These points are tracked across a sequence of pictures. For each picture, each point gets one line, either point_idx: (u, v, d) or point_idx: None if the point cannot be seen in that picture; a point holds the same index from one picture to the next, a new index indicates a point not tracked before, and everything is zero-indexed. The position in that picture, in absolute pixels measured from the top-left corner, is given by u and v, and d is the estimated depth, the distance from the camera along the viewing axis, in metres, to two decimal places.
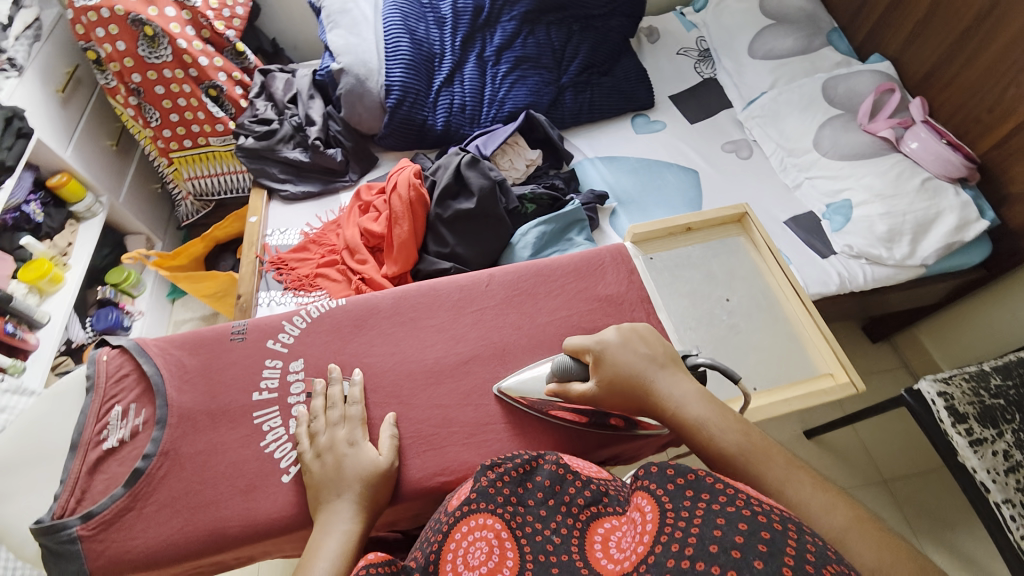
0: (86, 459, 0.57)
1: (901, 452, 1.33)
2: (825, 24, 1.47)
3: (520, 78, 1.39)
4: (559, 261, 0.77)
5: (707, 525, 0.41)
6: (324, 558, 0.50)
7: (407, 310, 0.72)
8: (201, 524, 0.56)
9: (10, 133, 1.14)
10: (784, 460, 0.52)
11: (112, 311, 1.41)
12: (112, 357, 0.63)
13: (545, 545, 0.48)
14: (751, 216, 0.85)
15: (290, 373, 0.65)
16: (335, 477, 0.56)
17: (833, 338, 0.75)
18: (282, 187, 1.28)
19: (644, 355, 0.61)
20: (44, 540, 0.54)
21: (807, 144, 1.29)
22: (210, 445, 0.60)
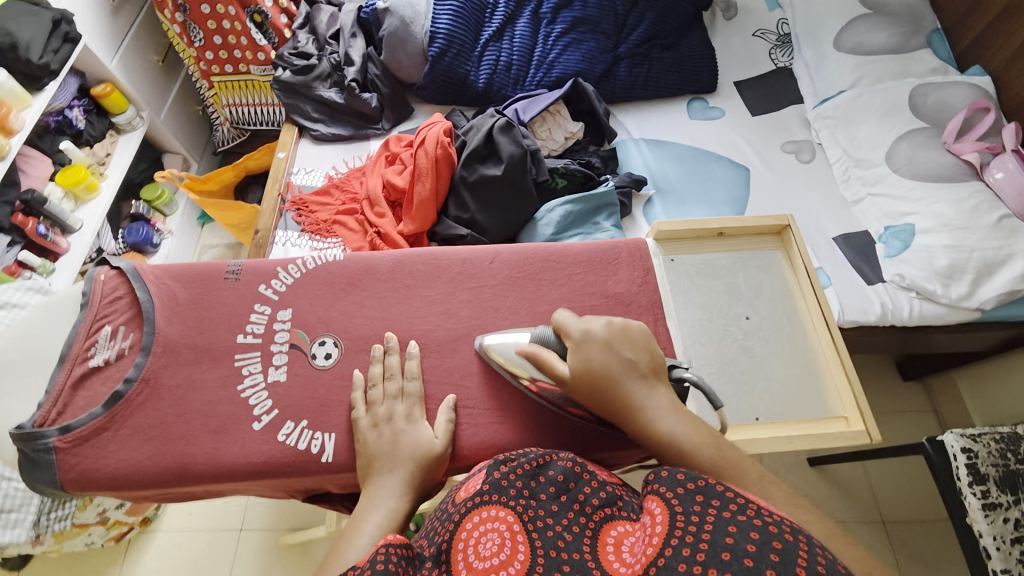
0: (72, 373, 0.58)
1: (909, 497, 1.26)
2: (926, 23, 1.30)
3: (574, 42, 1.29)
4: (571, 248, 0.73)
5: (719, 532, 0.38)
6: (369, 531, 0.49)
7: (403, 276, 0.69)
8: (170, 455, 0.56)
9: (57, 37, 1.16)
10: (758, 475, 0.49)
11: (143, 226, 1.45)
12: (110, 278, 0.63)
13: (556, 541, 0.44)
14: (793, 230, 0.77)
15: (276, 322, 0.64)
16: (392, 450, 0.56)
17: (856, 380, 0.68)
18: (313, 127, 1.25)
19: (624, 358, 0.56)
20: (22, 445, 0.55)
21: (877, 158, 1.17)
22: (189, 379, 0.60)
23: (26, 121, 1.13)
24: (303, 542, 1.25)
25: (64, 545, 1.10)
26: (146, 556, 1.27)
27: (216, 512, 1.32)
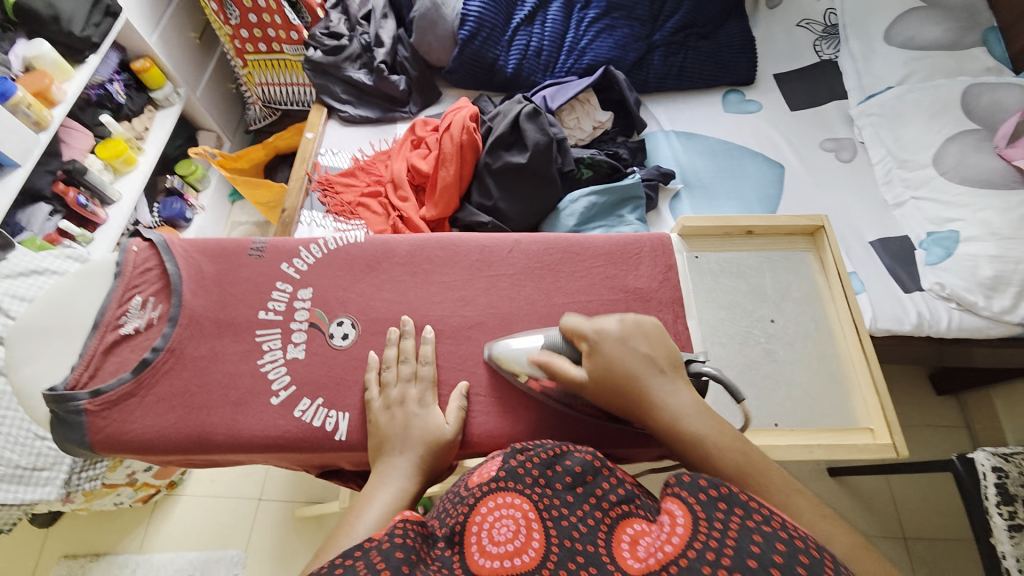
0: (103, 340, 0.60)
1: (931, 513, 1.22)
2: (985, 19, 1.22)
3: (608, 28, 1.26)
4: (592, 241, 0.71)
5: (744, 541, 0.39)
6: (375, 507, 0.50)
7: (421, 261, 0.69)
8: (192, 423, 0.59)
9: (99, 10, 1.19)
10: (783, 481, 0.49)
11: (177, 201, 1.50)
12: (141, 249, 0.65)
13: (571, 532, 0.44)
14: (826, 232, 0.74)
15: (297, 300, 0.65)
16: (402, 433, 0.57)
17: (886, 392, 0.66)
18: (342, 108, 1.26)
19: (642, 354, 0.55)
20: (54, 406, 0.57)
21: (923, 159, 1.11)
22: (212, 352, 0.62)
23: (67, 92, 1.17)
24: (318, 514, 1.30)
25: (95, 502, 1.16)
26: (171, 517, 1.33)
27: (237, 479, 1.37)
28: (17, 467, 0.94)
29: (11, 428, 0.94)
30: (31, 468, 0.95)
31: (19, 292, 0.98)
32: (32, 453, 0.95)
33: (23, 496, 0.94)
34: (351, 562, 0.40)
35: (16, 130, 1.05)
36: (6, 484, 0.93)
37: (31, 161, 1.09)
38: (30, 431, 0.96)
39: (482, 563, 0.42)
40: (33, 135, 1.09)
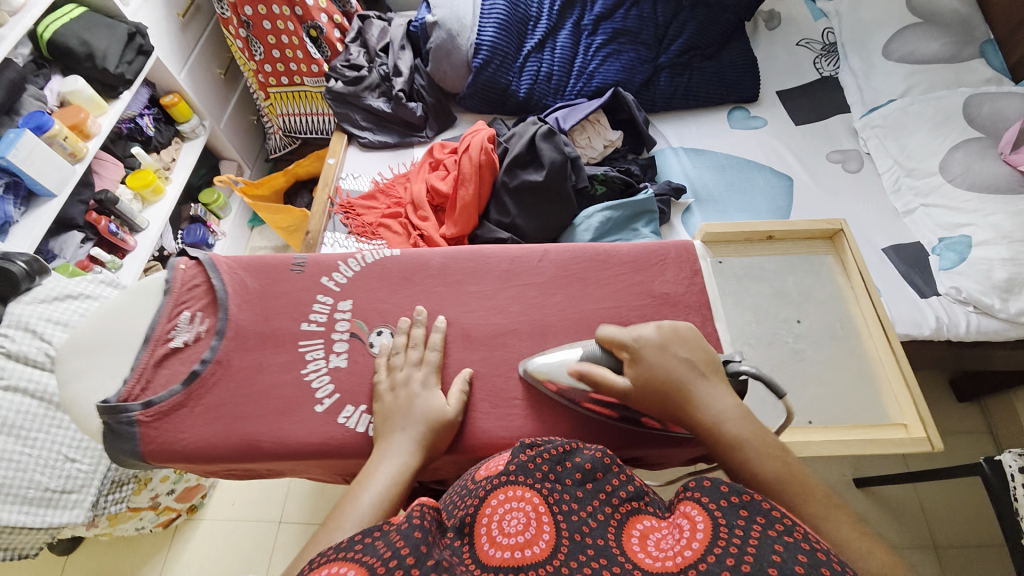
0: (153, 353, 0.62)
1: (961, 521, 1.19)
2: (981, 32, 1.26)
3: (614, 53, 1.31)
4: (618, 249, 0.73)
5: (766, 549, 0.40)
6: (377, 479, 0.53)
7: (454, 272, 0.72)
8: (239, 433, 0.60)
9: (132, 49, 1.26)
10: (823, 495, 0.50)
11: (200, 228, 1.54)
12: (189, 267, 0.68)
13: (581, 527, 0.47)
14: (846, 234, 0.76)
15: (337, 311, 0.68)
16: (405, 409, 0.59)
17: (916, 386, 0.67)
18: (361, 134, 1.31)
19: (684, 359, 0.57)
20: (108, 418, 0.59)
21: (930, 167, 1.14)
22: (257, 363, 0.64)
23: (102, 126, 1.23)
24: None
25: (118, 527, 1.16)
26: (191, 541, 1.33)
27: (257, 501, 1.37)
28: (45, 490, 0.92)
29: (44, 449, 0.93)
30: (60, 490, 0.94)
31: (55, 317, 0.98)
32: (62, 476, 0.94)
33: (48, 519, 0.93)
34: (370, 541, 0.41)
35: (53, 161, 1.09)
36: (32, 508, 0.91)
37: (65, 190, 1.13)
38: (61, 454, 0.94)
39: (492, 553, 0.44)
40: (69, 166, 1.14)
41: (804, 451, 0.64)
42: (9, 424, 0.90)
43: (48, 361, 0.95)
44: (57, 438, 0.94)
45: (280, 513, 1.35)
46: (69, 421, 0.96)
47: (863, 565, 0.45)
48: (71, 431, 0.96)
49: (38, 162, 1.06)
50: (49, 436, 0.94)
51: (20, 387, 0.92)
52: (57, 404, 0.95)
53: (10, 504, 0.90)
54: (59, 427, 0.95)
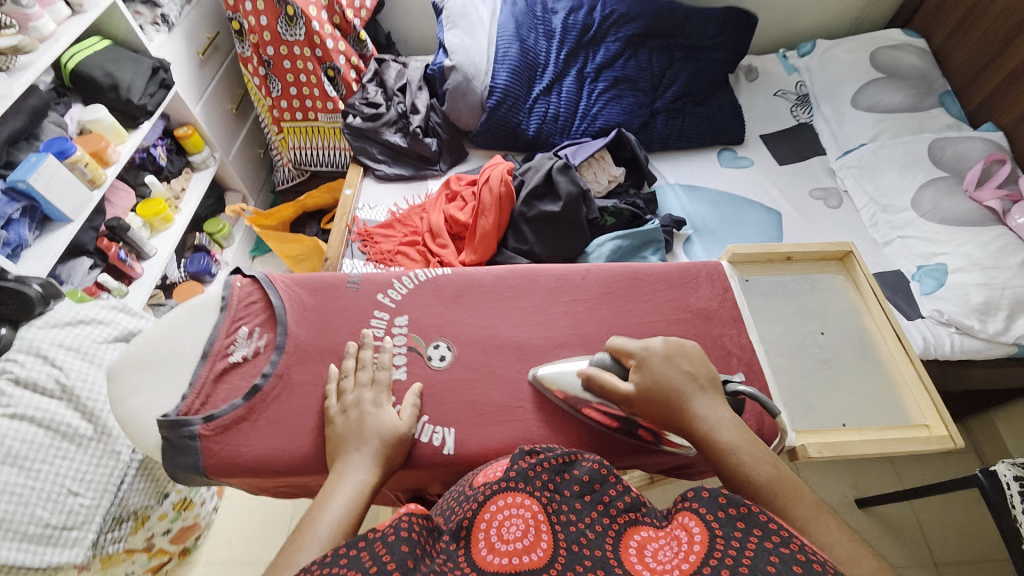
0: (214, 367, 0.64)
1: (959, 536, 1.24)
2: (938, 85, 1.43)
3: (616, 97, 1.43)
4: (655, 268, 0.79)
5: (760, 560, 0.43)
6: (337, 501, 0.52)
7: (504, 289, 0.75)
8: (303, 445, 0.61)
9: (155, 82, 1.29)
10: (812, 501, 0.53)
11: (205, 256, 1.54)
12: (244, 285, 0.70)
13: (579, 537, 0.49)
14: (856, 256, 0.84)
15: (394, 327, 0.70)
16: (358, 431, 0.58)
17: (934, 390, 0.74)
18: (377, 166, 1.37)
19: (685, 372, 0.62)
20: (168, 432, 0.60)
21: (903, 203, 1.26)
22: (318, 376, 0.65)
23: (121, 154, 1.24)
24: None
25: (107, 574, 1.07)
26: None
27: (257, 540, 1.29)
28: (47, 526, 0.87)
29: (46, 482, 0.88)
30: (60, 528, 0.88)
31: (65, 342, 0.96)
32: (63, 511, 0.88)
33: (48, 559, 0.87)
34: (356, 552, 0.44)
35: (72, 186, 1.09)
36: (32, 546, 0.86)
37: (82, 215, 1.13)
38: (63, 486, 0.89)
39: (490, 559, 0.46)
40: (87, 192, 1.14)
41: (842, 451, 0.69)
42: (13, 455, 0.86)
43: (58, 389, 0.92)
44: (61, 471, 0.89)
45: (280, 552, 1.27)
46: (75, 451, 0.91)
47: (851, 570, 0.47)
48: (77, 462, 0.91)
49: (58, 188, 1.06)
50: (53, 468, 0.88)
51: (27, 415, 0.88)
52: (64, 435, 0.90)
53: (7, 541, 0.84)
54: (65, 458, 0.90)
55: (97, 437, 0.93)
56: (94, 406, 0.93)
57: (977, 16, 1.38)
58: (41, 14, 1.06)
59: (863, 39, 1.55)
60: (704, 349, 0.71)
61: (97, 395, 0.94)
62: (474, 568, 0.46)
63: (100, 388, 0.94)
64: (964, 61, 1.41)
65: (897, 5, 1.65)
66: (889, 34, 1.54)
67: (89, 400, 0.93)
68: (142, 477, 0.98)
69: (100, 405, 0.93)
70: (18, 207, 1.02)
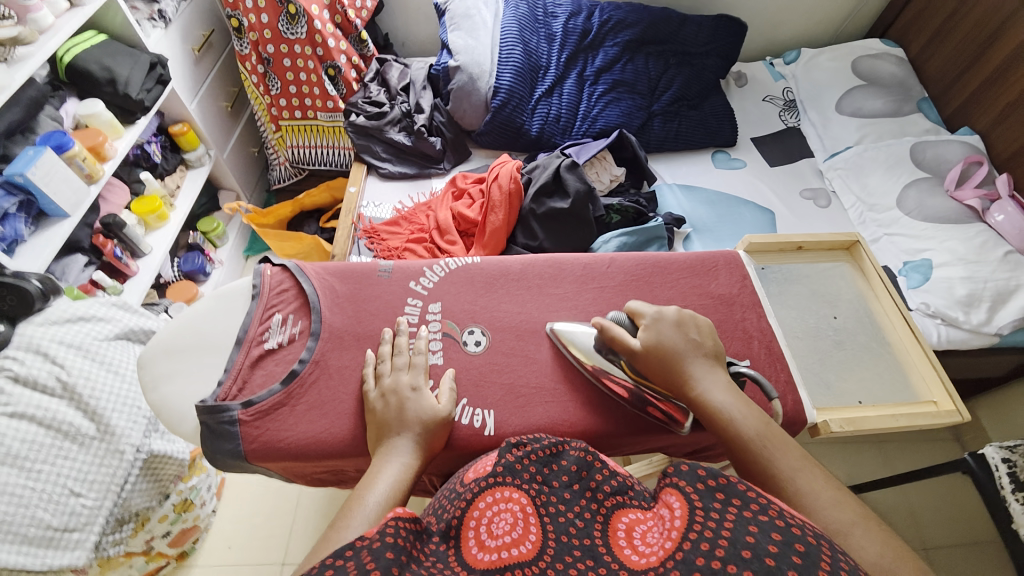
0: (250, 354, 0.69)
1: (947, 521, 1.29)
2: (916, 92, 1.52)
3: (614, 100, 1.46)
4: (677, 256, 0.82)
5: (739, 531, 0.41)
6: (382, 482, 0.55)
7: (533, 277, 0.80)
8: (342, 427, 0.65)
9: (152, 78, 1.26)
10: (800, 454, 0.55)
11: (199, 255, 1.51)
12: (274, 273, 0.76)
13: (568, 528, 0.49)
14: (862, 245, 0.90)
15: (428, 313, 0.75)
16: (399, 416, 0.61)
17: (941, 368, 0.80)
18: (381, 164, 1.38)
19: (691, 339, 0.64)
20: (207, 417, 0.65)
21: (888, 203, 1.33)
22: (354, 361, 0.70)
23: (119, 149, 1.21)
24: None
25: None
26: None
27: (260, 543, 1.24)
28: (48, 528, 0.84)
29: (47, 483, 0.84)
30: (63, 529, 0.85)
31: (65, 339, 0.93)
32: (65, 512, 0.85)
33: (49, 561, 0.83)
34: (340, 562, 0.40)
35: (69, 181, 1.07)
36: (32, 549, 0.82)
37: (80, 211, 1.11)
38: (65, 487, 0.86)
39: (480, 556, 0.46)
40: (85, 187, 1.11)
41: (862, 425, 0.74)
42: (13, 455, 0.83)
43: (59, 387, 0.89)
44: (63, 470, 0.86)
45: (283, 555, 1.22)
46: (77, 451, 0.88)
47: (833, 514, 0.49)
48: (78, 461, 0.87)
49: (55, 183, 1.03)
50: (55, 467, 0.85)
51: (27, 413, 0.86)
52: (66, 434, 0.87)
53: (6, 544, 0.81)
54: (66, 458, 0.87)
55: (99, 436, 0.89)
56: (96, 404, 0.90)
57: (949, 29, 1.47)
58: (40, 6, 1.03)
59: (845, 48, 1.63)
60: (726, 331, 0.75)
61: (99, 393, 0.91)
62: (464, 567, 0.45)
63: (104, 386, 0.92)
64: (939, 70, 1.51)
65: (874, 17, 1.74)
66: (869, 44, 1.63)
67: (91, 398, 0.90)
68: (145, 476, 0.95)
69: (103, 403, 0.90)
70: (15, 201, 0.99)
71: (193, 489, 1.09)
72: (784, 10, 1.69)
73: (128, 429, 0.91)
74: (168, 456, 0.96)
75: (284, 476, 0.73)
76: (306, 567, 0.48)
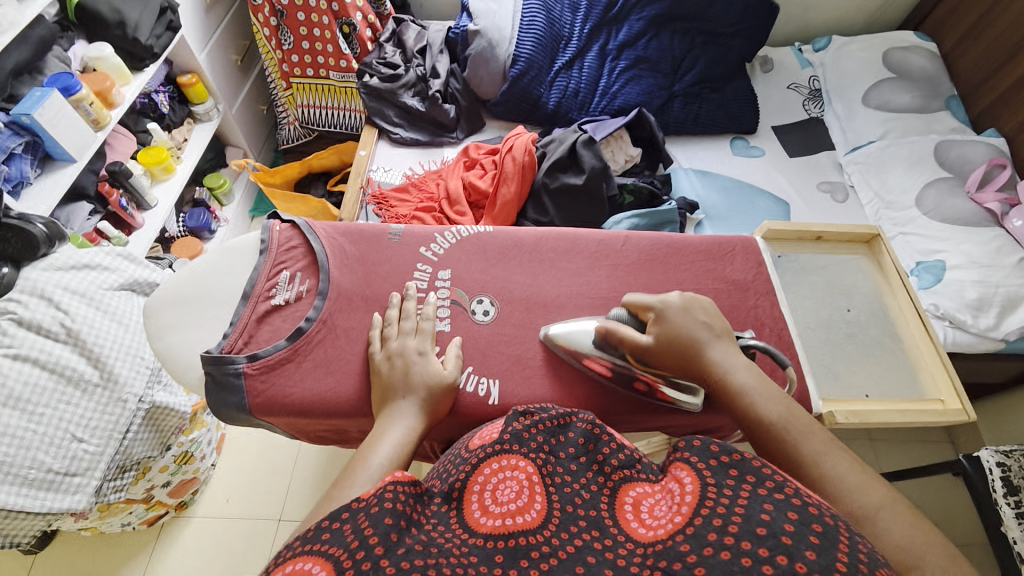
0: (256, 309, 0.68)
1: (932, 520, 1.31)
2: (946, 89, 1.47)
3: (635, 77, 1.42)
4: (693, 238, 0.81)
5: (754, 508, 0.41)
6: (387, 443, 0.55)
7: (546, 251, 0.79)
8: (346, 387, 0.65)
9: (162, 24, 1.21)
10: (825, 436, 0.54)
11: (205, 212, 1.49)
12: (284, 230, 0.75)
13: (573, 498, 0.48)
14: (882, 239, 0.88)
15: (437, 279, 0.74)
16: (404, 379, 0.61)
17: (952, 368, 0.79)
18: (393, 129, 1.35)
19: (702, 322, 0.62)
20: (212, 368, 0.64)
21: (906, 201, 1.30)
22: (361, 323, 0.69)
23: (126, 96, 1.18)
24: None
25: (104, 521, 1.07)
26: (179, 539, 1.21)
27: (257, 498, 1.26)
28: (49, 471, 0.85)
29: (50, 427, 0.85)
30: (64, 472, 0.86)
31: (70, 285, 0.93)
32: (67, 456, 0.86)
33: (49, 504, 0.84)
34: (338, 526, 0.41)
35: (76, 125, 1.04)
36: (33, 490, 0.84)
37: (86, 157, 1.08)
38: (67, 432, 0.86)
39: (483, 521, 0.46)
40: (91, 132, 1.09)
41: (868, 418, 0.74)
42: (16, 397, 0.84)
43: (64, 333, 0.89)
44: (66, 415, 0.87)
45: (279, 512, 1.25)
46: (80, 397, 0.88)
47: (861, 497, 0.49)
48: (81, 407, 0.88)
49: (62, 126, 1.01)
50: (58, 412, 0.86)
51: (29, 357, 0.86)
52: (69, 379, 0.88)
53: (10, 485, 0.82)
54: (69, 403, 0.87)
55: (103, 384, 0.90)
56: (100, 351, 0.90)
57: (985, 26, 1.42)
58: None
59: (877, 38, 1.58)
60: (736, 318, 0.75)
61: (103, 340, 0.91)
62: (467, 531, 0.45)
63: (109, 334, 0.92)
64: (971, 66, 1.46)
65: (910, 7, 1.67)
66: (902, 35, 1.57)
67: (95, 345, 0.90)
68: (146, 426, 0.96)
69: (107, 351, 0.91)
70: (21, 141, 0.97)
71: (193, 443, 1.10)
72: None
73: (131, 379, 0.91)
74: (170, 408, 0.97)
75: (287, 433, 0.74)
76: (308, 524, 0.48)
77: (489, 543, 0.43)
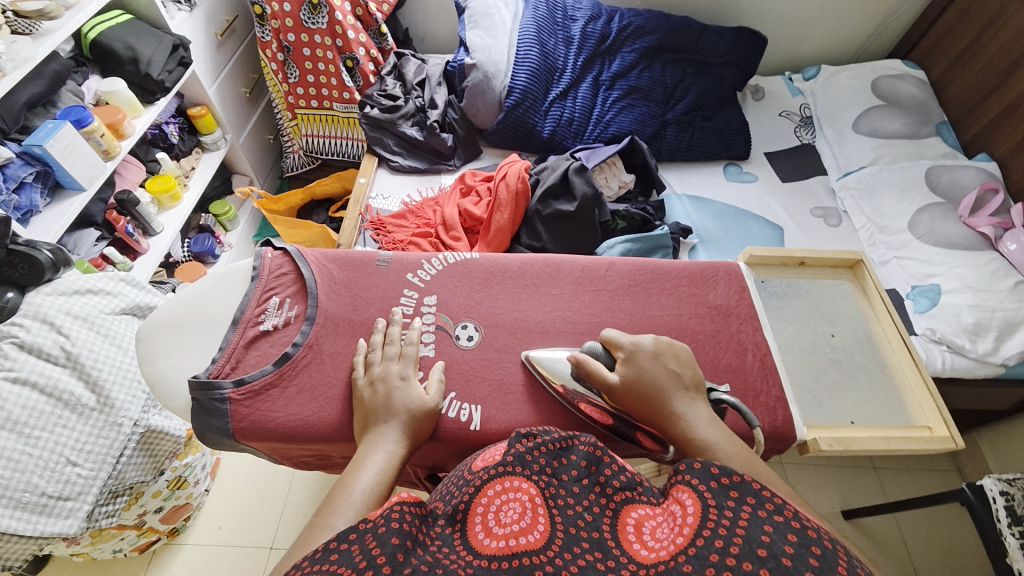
0: (245, 334, 0.70)
1: (942, 553, 1.27)
2: (935, 115, 1.50)
3: (628, 106, 1.46)
4: (676, 264, 0.83)
5: (755, 530, 0.40)
6: (369, 469, 0.55)
7: (531, 276, 0.80)
8: (330, 414, 0.66)
9: (174, 60, 1.27)
10: (788, 493, 0.53)
11: (209, 238, 1.52)
12: (275, 256, 0.77)
13: (576, 520, 0.46)
14: (865, 264, 0.89)
15: (423, 305, 0.76)
16: (385, 404, 0.62)
17: (939, 395, 0.79)
18: (392, 158, 1.40)
19: (671, 370, 0.63)
20: (198, 393, 0.65)
21: (900, 226, 1.31)
22: (347, 348, 0.71)
23: (136, 128, 1.23)
24: None
25: (95, 548, 1.06)
26: (169, 570, 1.19)
27: (250, 525, 1.25)
28: (42, 495, 0.85)
29: (45, 451, 0.86)
30: (57, 497, 0.86)
31: (73, 310, 0.95)
32: (60, 481, 0.86)
33: (42, 527, 0.85)
34: (346, 546, 0.41)
35: (86, 156, 1.09)
36: (27, 514, 0.84)
37: (94, 186, 1.13)
38: (62, 456, 0.87)
39: (487, 542, 0.44)
40: (101, 163, 1.13)
41: (853, 445, 0.73)
42: (13, 420, 0.85)
43: (63, 357, 0.91)
44: (61, 439, 0.88)
45: (271, 539, 1.24)
46: (76, 421, 0.89)
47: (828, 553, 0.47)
48: (76, 431, 0.89)
49: (72, 156, 1.06)
50: (53, 436, 0.87)
51: (29, 380, 0.87)
52: (66, 404, 0.89)
53: (3, 509, 0.83)
54: (65, 427, 0.88)
55: (99, 408, 0.91)
56: (98, 375, 0.91)
57: (974, 52, 1.45)
58: None
59: (866, 68, 1.62)
60: (718, 344, 0.76)
61: (101, 363, 0.93)
62: (471, 552, 0.43)
63: (106, 358, 0.94)
64: (962, 93, 1.48)
65: (897, 37, 1.72)
66: (890, 65, 1.61)
67: (93, 369, 0.91)
68: (140, 450, 0.96)
69: (104, 374, 0.92)
70: (32, 171, 1.01)
71: (187, 467, 1.10)
72: (807, 25, 1.67)
73: (126, 403, 0.93)
74: (164, 432, 0.97)
75: (271, 458, 0.74)
76: (289, 557, 0.47)
77: (494, 562, 0.42)
